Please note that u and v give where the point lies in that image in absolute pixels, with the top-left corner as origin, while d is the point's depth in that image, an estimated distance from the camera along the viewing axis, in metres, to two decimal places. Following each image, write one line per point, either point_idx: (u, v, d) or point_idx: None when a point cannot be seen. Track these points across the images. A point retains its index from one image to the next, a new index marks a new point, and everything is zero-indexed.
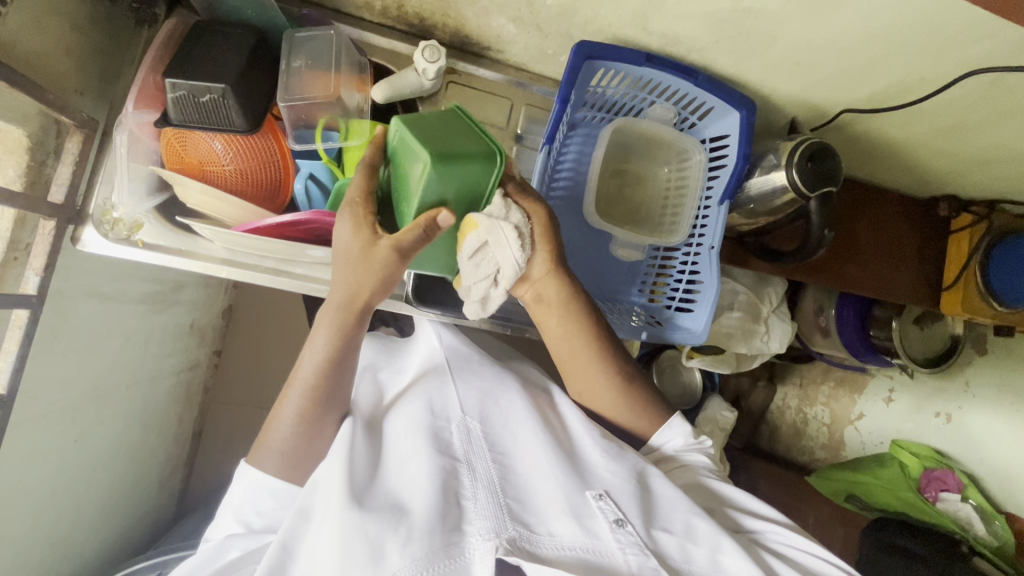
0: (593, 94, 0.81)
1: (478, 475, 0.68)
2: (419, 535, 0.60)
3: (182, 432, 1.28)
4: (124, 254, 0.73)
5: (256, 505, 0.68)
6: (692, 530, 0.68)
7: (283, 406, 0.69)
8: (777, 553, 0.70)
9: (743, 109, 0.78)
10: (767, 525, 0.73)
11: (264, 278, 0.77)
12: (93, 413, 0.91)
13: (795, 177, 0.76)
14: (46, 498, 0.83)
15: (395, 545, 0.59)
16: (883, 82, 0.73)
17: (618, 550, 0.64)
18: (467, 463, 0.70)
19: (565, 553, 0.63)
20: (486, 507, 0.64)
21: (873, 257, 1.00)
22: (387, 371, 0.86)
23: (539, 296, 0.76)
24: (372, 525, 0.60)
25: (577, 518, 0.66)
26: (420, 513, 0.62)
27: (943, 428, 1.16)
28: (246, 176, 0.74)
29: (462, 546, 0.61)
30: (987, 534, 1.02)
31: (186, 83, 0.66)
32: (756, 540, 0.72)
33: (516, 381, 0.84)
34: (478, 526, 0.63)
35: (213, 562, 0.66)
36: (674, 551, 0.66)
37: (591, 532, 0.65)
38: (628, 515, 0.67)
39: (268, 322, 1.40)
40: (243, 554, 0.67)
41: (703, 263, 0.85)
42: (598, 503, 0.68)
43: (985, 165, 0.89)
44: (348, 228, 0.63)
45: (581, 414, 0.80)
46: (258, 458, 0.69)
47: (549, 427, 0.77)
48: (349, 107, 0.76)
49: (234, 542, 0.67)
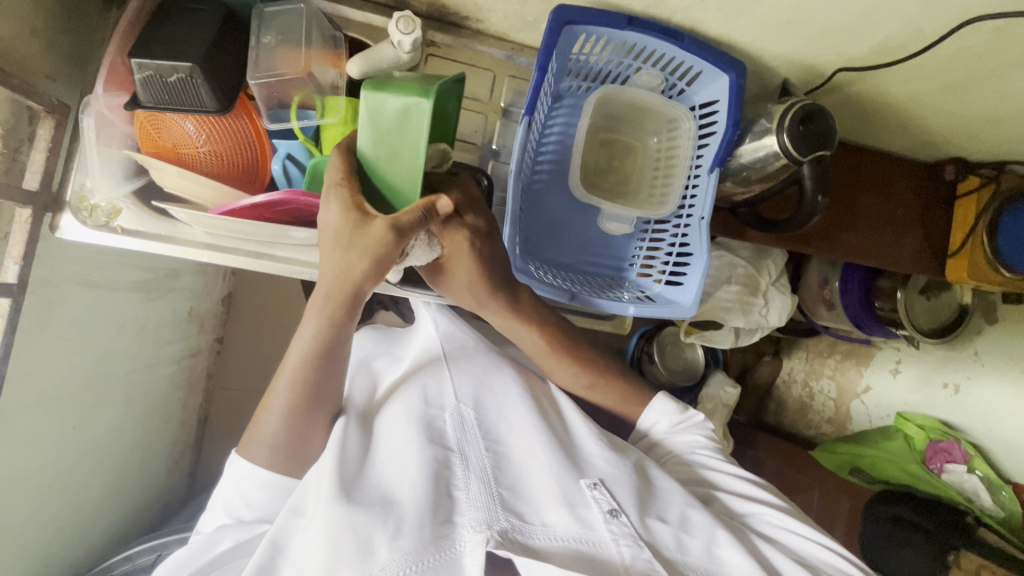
0: (576, 62, 0.78)
1: (470, 465, 0.69)
2: (408, 528, 0.60)
3: (187, 417, 1.31)
4: (104, 240, 0.71)
5: (247, 497, 0.67)
6: (687, 521, 0.68)
7: (271, 402, 0.68)
8: (765, 537, 0.71)
9: (732, 71, 0.74)
10: (758, 508, 0.73)
11: (246, 262, 0.76)
12: (91, 401, 0.92)
13: (785, 141, 0.73)
14: (50, 482, 0.85)
15: (383, 539, 0.59)
16: (881, 37, 0.69)
17: (611, 541, 0.64)
18: (460, 453, 0.70)
19: (558, 544, 0.63)
20: (477, 498, 0.65)
21: (875, 225, 0.97)
22: (383, 359, 0.85)
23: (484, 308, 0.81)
24: (360, 520, 0.60)
25: (570, 508, 0.66)
26: (409, 506, 0.62)
27: (951, 399, 1.14)
28: (221, 158, 0.72)
29: (453, 538, 0.61)
30: (993, 505, 1.01)
31: (151, 63, 0.64)
32: (744, 524, 0.73)
33: (514, 369, 0.84)
34: (469, 518, 0.63)
35: (205, 553, 0.66)
36: (670, 543, 0.66)
37: (584, 523, 0.65)
38: (621, 505, 0.67)
39: (266, 306, 1.41)
40: (234, 545, 0.66)
41: (693, 234, 0.81)
42: (593, 492, 0.68)
43: (995, 122, 0.84)
44: (338, 210, 0.62)
45: (576, 406, 0.80)
46: (247, 450, 0.68)
47: (546, 418, 0.77)
48: (322, 84, 0.74)
49: (225, 533, 0.67)
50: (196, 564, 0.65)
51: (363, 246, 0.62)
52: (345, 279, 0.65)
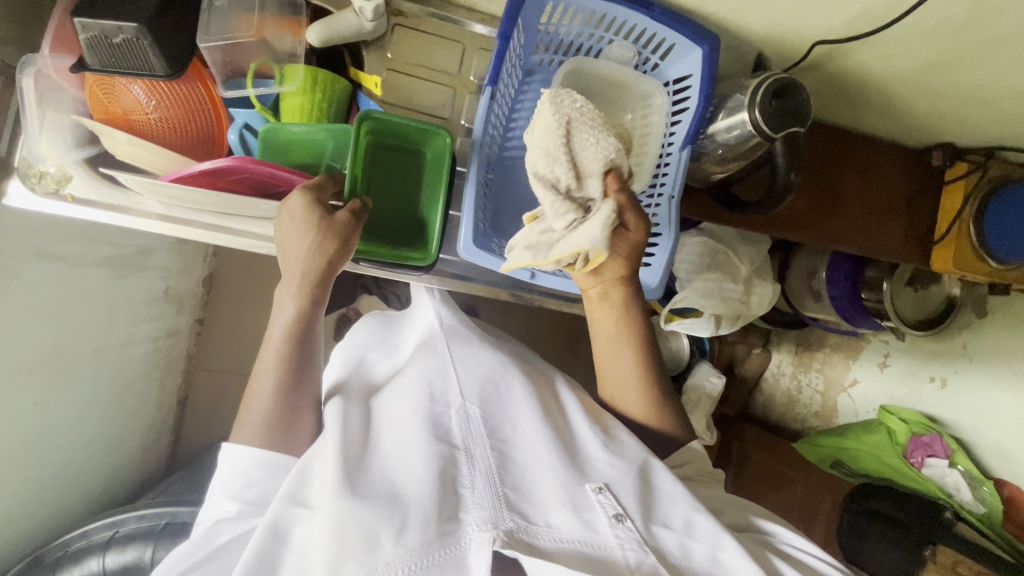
0: (545, 34, 0.76)
1: (476, 463, 0.63)
2: (413, 525, 0.55)
3: (167, 397, 1.30)
4: (52, 209, 0.70)
5: (245, 474, 0.62)
6: (692, 526, 0.63)
7: (257, 380, 0.67)
8: (785, 555, 0.68)
9: (706, 42, 0.72)
10: (781, 528, 0.71)
11: (205, 235, 0.75)
12: (55, 375, 0.91)
13: (757, 116, 0.71)
14: (13, 455, 0.84)
15: (388, 535, 0.54)
16: (857, 8, 0.66)
17: (616, 546, 0.60)
18: (465, 451, 0.64)
19: (564, 546, 0.59)
20: (483, 495, 0.60)
21: (859, 211, 0.93)
22: (377, 351, 0.82)
23: (604, 294, 0.75)
24: (367, 515, 0.54)
25: (575, 510, 0.61)
26: (415, 502, 0.57)
27: (937, 393, 1.11)
28: (174, 125, 0.72)
29: (458, 535, 0.57)
30: (974, 501, 0.98)
31: (96, 23, 0.60)
32: (768, 543, 0.69)
33: (522, 371, 0.78)
34: (475, 516, 0.58)
35: (205, 546, 0.60)
36: (674, 548, 0.61)
37: (590, 526, 0.61)
38: (628, 509, 0.62)
39: (248, 287, 1.40)
40: (234, 538, 0.61)
41: (663, 215, 0.79)
42: (598, 496, 0.63)
43: (983, 102, 0.81)
44: (301, 205, 0.68)
45: (581, 405, 0.76)
46: (239, 436, 0.65)
47: (550, 417, 0.71)
48: (278, 51, 0.75)
49: (224, 525, 0.61)
50: (197, 557, 0.59)
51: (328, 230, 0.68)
52: (317, 255, 0.68)
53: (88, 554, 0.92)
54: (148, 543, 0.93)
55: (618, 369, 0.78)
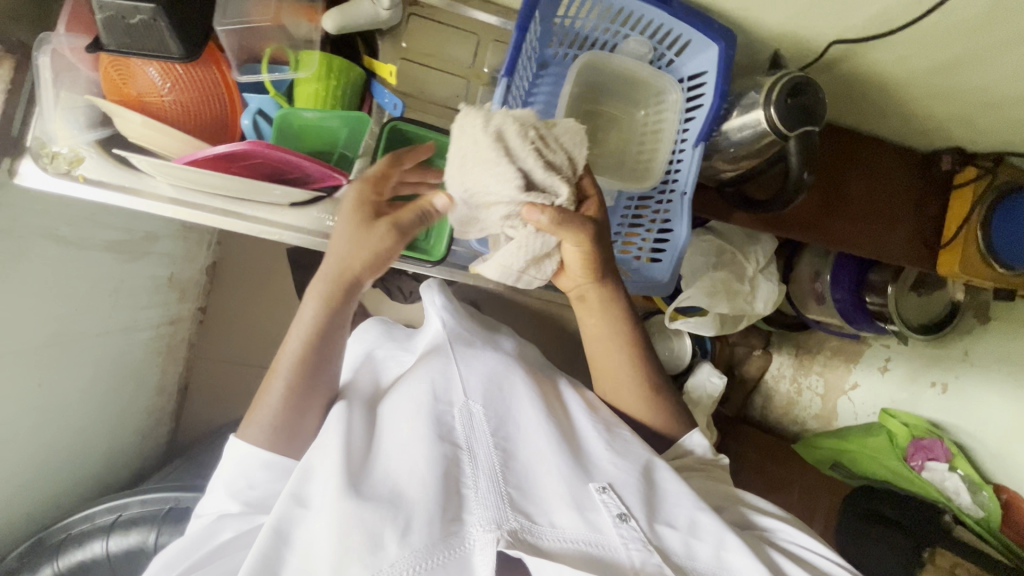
0: (561, 26, 0.75)
1: (479, 463, 0.63)
2: (418, 526, 0.55)
3: (167, 385, 1.30)
4: (64, 189, 0.70)
5: (249, 477, 0.62)
6: (695, 525, 0.63)
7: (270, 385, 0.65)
8: (790, 556, 0.67)
9: (722, 41, 0.72)
10: (777, 523, 0.70)
11: (211, 218, 0.75)
12: (56, 358, 0.90)
13: (772, 113, 0.71)
14: (15, 437, 0.84)
15: (392, 536, 0.54)
16: (878, 7, 0.65)
17: (620, 545, 0.60)
18: (469, 450, 0.64)
19: (567, 546, 0.59)
20: (486, 496, 0.60)
21: (867, 213, 0.93)
22: (387, 350, 0.82)
23: (582, 295, 0.76)
24: (370, 515, 0.55)
25: (580, 510, 0.61)
26: (417, 502, 0.57)
27: (938, 398, 1.11)
28: (187, 109, 0.72)
29: (462, 536, 0.57)
30: (973, 505, 1.00)
31: (112, 2, 0.60)
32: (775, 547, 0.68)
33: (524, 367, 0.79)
34: (478, 516, 0.58)
35: (205, 544, 0.61)
36: (679, 547, 0.61)
37: (592, 525, 0.61)
38: (631, 509, 0.62)
39: (250, 276, 1.40)
40: (234, 537, 0.61)
41: (675, 211, 0.80)
42: (601, 496, 0.63)
43: (998, 106, 0.80)
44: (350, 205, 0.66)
45: (582, 401, 0.76)
46: (246, 433, 0.64)
47: (554, 417, 0.71)
48: (294, 37, 0.75)
49: (226, 523, 0.62)
50: (197, 555, 0.60)
51: (358, 240, 0.65)
52: (341, 261, 0.65)
53: (91, 537, 0.92)
54: (150, 527, 0.94)
55: (615, 369, 0.78)
